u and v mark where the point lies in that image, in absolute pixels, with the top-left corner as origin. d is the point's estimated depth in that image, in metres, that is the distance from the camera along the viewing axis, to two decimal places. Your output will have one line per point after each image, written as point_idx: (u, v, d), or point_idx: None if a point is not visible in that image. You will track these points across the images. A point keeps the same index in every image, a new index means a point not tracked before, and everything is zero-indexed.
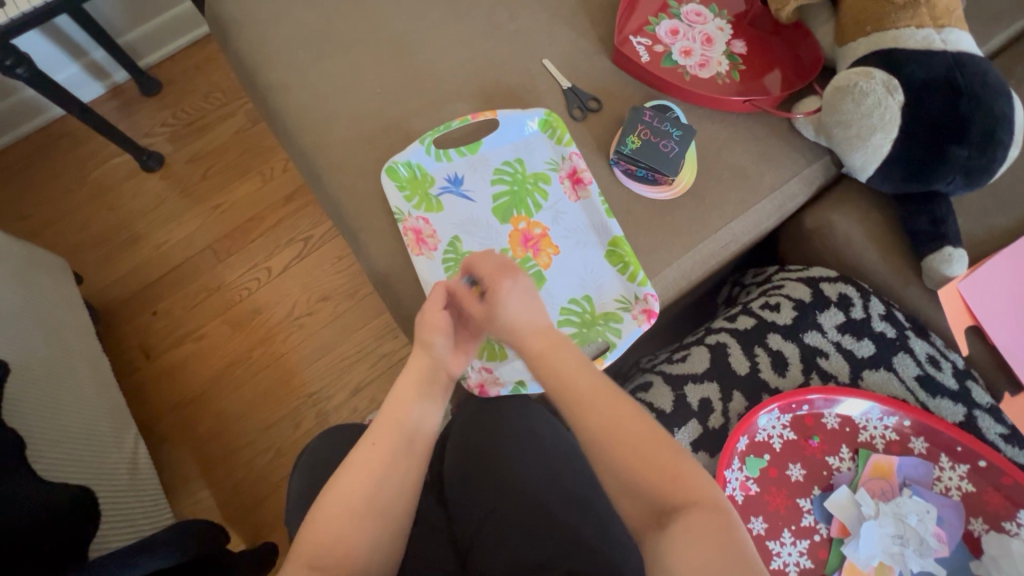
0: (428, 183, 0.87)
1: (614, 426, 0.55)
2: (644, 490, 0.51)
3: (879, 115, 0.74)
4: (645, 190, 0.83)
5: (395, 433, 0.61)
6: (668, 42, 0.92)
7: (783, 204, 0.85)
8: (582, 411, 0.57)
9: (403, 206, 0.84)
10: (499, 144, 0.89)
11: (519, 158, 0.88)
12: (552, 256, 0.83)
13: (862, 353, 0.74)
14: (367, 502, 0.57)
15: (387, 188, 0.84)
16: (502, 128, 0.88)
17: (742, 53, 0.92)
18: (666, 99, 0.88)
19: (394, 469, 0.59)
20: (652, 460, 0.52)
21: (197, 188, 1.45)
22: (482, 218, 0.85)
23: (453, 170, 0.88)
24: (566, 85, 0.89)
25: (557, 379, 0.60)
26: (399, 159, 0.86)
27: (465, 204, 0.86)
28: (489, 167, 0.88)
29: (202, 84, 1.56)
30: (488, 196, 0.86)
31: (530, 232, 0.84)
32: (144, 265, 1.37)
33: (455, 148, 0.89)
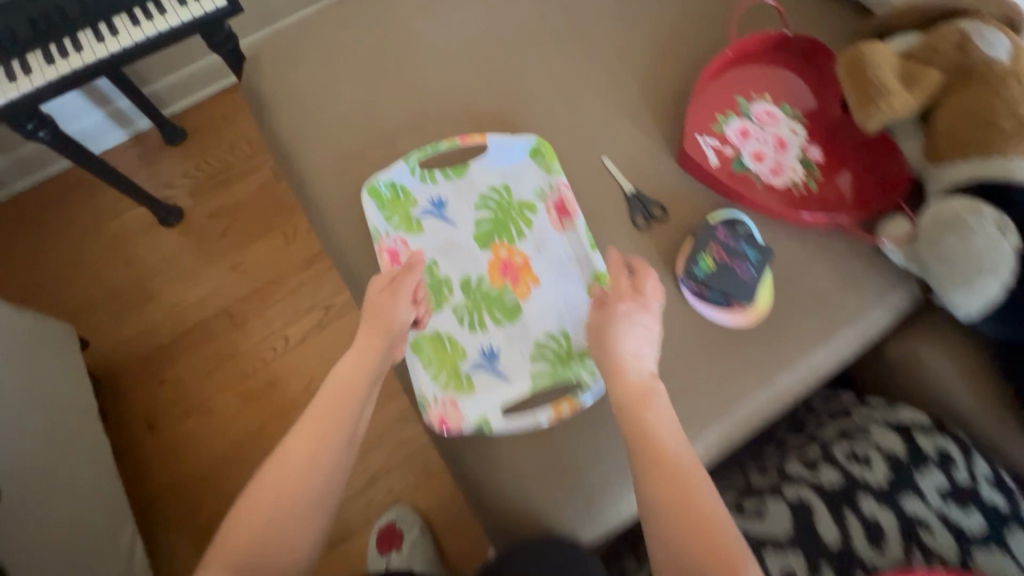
0: (410, 205, 0.79)
1: (687, 491, 0.54)
2: (683, 548, 0.51)
3: (991, 256, 0.66)
4: (717, 315, 0.74)
5: (334, 416, 0.63)
6: (738, 144, 0.86)
7: (866, 333, 0.77)
8: (662, 477, 0.55)
9: (381, 226, 0.78)
10: (487, 167, 0.82)
11: (506, 184, 0.81)
12: (531, 287, 0.75)
13: (973, 529, 0.63)
14: (302, 506, 0.58)
15: (367, 209, 0.79)
16: (491, 152, 0.82)
17: (818, 159, 0.85)
18: (738, 208, 0.81)
19: (319, 429, 0.62)
20: (706, 541, 0.51)
21: (215, 246, 1.37)
22: (462, 243, 0.78)
23: (437, 192, 0.80)
24: (629, 189, 0.82)
25: (637, 434, 0.58)
26: (381, 178, 0.80)
27: (446, 228, 0.79)
28: (475, 192, 0.81)
29: (227, 134, 1.49)
30: (471, 221, 0.79)
31: (509, 260, 0.77)
32: (153, 328, 1.29)
33: (441, 168, 0.81)
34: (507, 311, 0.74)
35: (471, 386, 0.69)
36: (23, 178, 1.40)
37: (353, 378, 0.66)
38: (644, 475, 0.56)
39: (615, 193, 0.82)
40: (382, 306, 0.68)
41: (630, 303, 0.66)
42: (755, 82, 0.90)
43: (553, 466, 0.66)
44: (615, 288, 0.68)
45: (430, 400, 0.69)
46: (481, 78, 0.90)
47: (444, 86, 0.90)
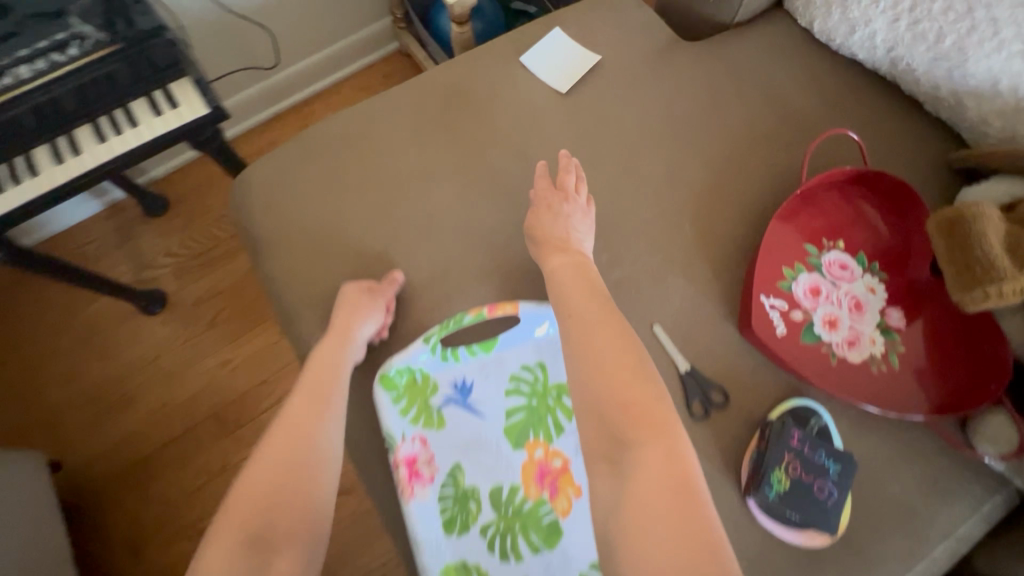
0: (429, 390, 0.68)
1: (627, 384, 0.54)
2: (614, 427, 0.51)
3: None
4: (792, 539, 0.64)
5: (318, 400, 0.63)
6: (809, 306, 0.74)
7: (957, 549, 0.67)
8: (597, 365, 0.56)
9: (397, 425, 0.66)
10: (518, 341, 0.70)
11: (541, 362, 0.70)
12: (572, 499, 0.64)
13: None
14: (294, 470, 0.56)
15: (379, 404, 0.67)
16: (522, 324, 0.70)
17: (901, 327, 0.73)
18: (808, 393, 0.70)
19: (309, 425, 0.60)
20: (631, 414, 0.51)
21: (203, 336, 1.25)
22: (491, 441, 0.66)
23: (461, 373, 0.69)
24: (684, 367, 0.70)
25: (571, 312, 0.62)
26: (394, 363, 0.68)
27: (472, 421, 0.67)
28: (504, 372, 0.69)
29: (215, 204, 1.36)
30: (500, 411, 0.68)
31: (547, 463, 0.65)
32: (137, 435, 1.18)
33: (466, 344, 0.70)
34: (546, 534, 0.63)
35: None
36: None
37: (322, 396, 0.63)
38: (592, 411, 0.53)
39: (667, 369, 0.71)
40: (350, 307, 0.69)
41: (561, 211, 0.71)
42: (827, 226, 0.77)
43: None
44: (543, 197, 0.73)
45: None
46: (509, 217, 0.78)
47: (466, 225, 0.78)
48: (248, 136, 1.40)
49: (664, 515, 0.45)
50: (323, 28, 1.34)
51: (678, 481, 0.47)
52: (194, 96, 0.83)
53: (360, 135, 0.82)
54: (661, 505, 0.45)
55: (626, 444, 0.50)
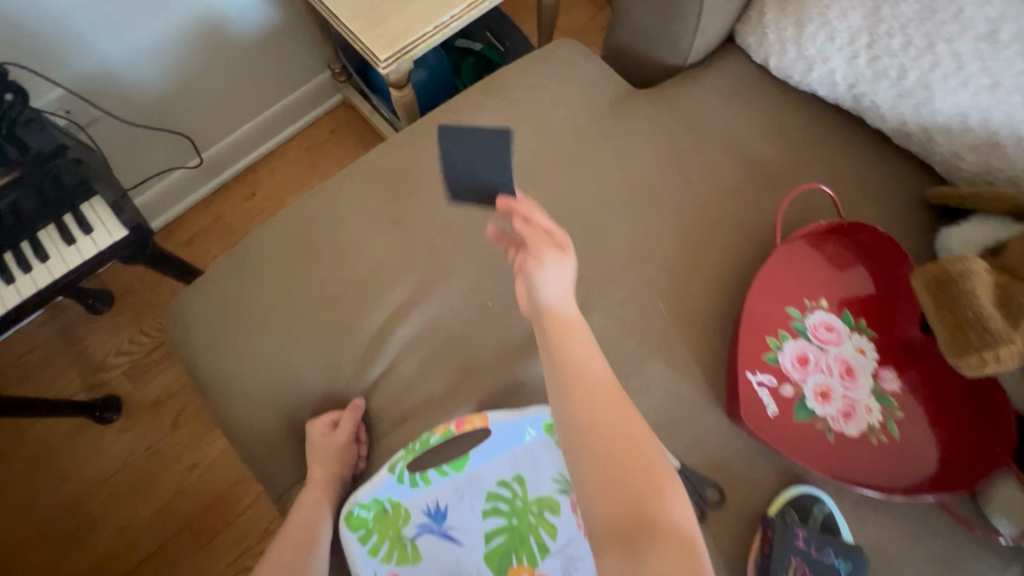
0: (401, 521, 0.64)
1: (625, 438, 0.46)
2: (636, 500, 0.44)
3: None
4: None
5: (329, 465, 0.65)
6: (799, 378, 0.69)
7: None
8: (604, 423, 0.47)
9: (367, 563, 0.62)
10: (491, 455, 0.65)
11: (517, 475, 0.65)
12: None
13: None
14: (311, 523, 0.62)
15: (346, 543, 0.62)
16: (493, 437, 0.65)
17: (896, 389, 0.69)
18: (810, 477, 0.66)
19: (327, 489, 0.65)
20: (628, 470, 0.45)
21: (166, 438, 1.17)
22: (472, 571, 0.62)
23: (434, 498, 0.64)
24: (674, 465, 0.65)
25: (562, 370, 0.50)
26: (360, 497, 0.63)
27: (450, 551, 0.63)
28: (480, 491, 0.65)
29: (165, 293, 1.27)
30: (479, 537, 0.63)
31: None
32: (103, 560, 1.08)
33: (434, 464, 0.65)
34: None
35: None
36: None
37: (333, 465, 0.66)
38: (587, 462, 0.46)
39: None
40: (324, 453, 0.65)
41: (553, 255, 0.53)
42: (810, 284, 0.72)
43: None
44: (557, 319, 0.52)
45: None
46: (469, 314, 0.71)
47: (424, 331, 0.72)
48: (192, 213, 1.31)
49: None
50: (258, 93, 1.25)
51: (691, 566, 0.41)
52: (113, 222, 0.76)
53: (299, 240, 0.75)
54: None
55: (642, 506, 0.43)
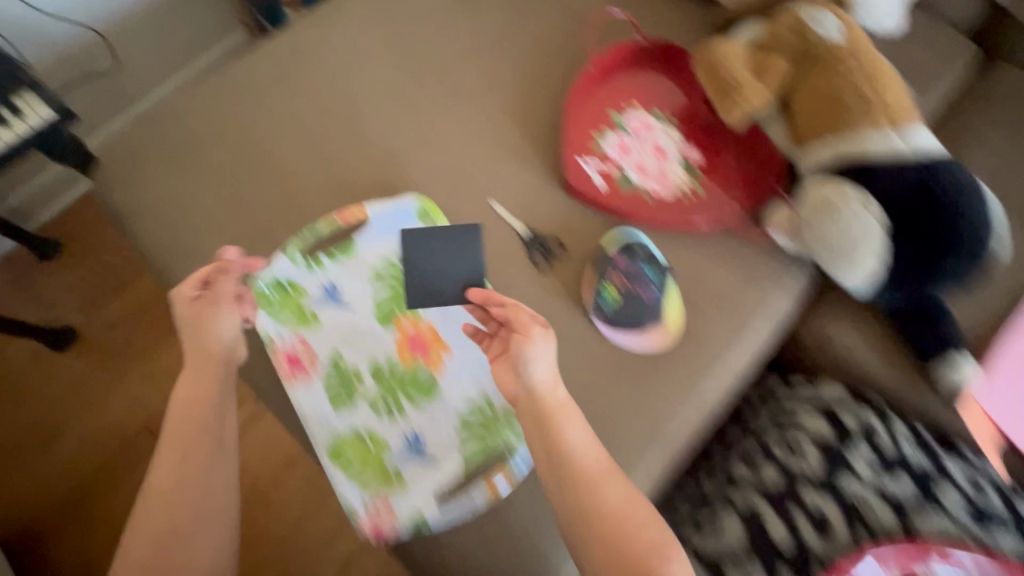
0: (301, 297, 0.75)
1: (627, 533, 0.54)
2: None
3: (860, 234, 0.69)
4: (631, 341, 0.75)
5: (191, 434, 0.60)
6: (620, 161, 0.86)
7: (777, 322, 0.79)
8: (577, 494, 0.55)
9: (273, 329, 0.73)
10: (374, 240, 0.79)
11: (398, 253, 0.79)
12: (444, 355, 0.73)
13: (903, 494, 0.67)
14: (185, 510, 0.57)
15: (254, 314, 0.74)
16: (375, 223, 0.79)
17: (699, 159, 0.86)
18: (634, 227, 0.82)
19: (194, 444, 0.59)
20: (622, 536, 0.53)
21: (123, 357, 1.27)
22: (364, 326, 0.75)
23: (328, 278, 0.77)
24: (524, 231, 0.81)
25: (534, 409, 0.59)
26: (264, 278, 0.75)
27: (345, 314, 0.75)
28: (367, 268, 0.78)
29: (110, 235, 1.38)
30: (368, 301, 0.76)
31: (417, 333, 0.74)
32: (73, 463, 1.19)
33: (326, 251, 0.78)
34: (424, 389, 0.71)
35: (403, 478, 0.66)
36: None
37: (197, 428, 0.60)
38: (579, 516, 0.55)
39: (511, 237, 0.81)
40: (195, 313, 0.65)
41: (524, 344, 0.61)
42: (626, 94, 0.91)
43: (496, 532, 0.65)
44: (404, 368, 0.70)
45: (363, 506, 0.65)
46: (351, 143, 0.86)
47: (313, 160, 0.85)
48: None
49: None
50: None
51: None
52: (37, 104, 0.92)
53: (204, 106, 0.89)
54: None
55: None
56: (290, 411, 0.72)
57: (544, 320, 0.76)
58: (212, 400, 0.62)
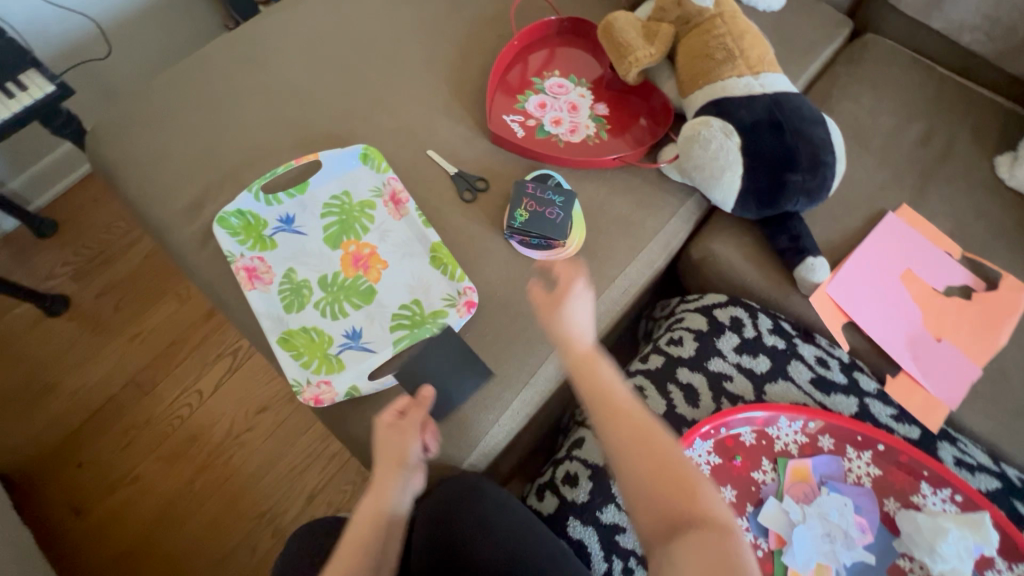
0: (261, 226, 0.89)
1: (654, 448, 0.51)
2: (664, 503, 0.49)
3: (724, 157, 0.83)
4: (541, 256, 0.88)
5: (363, 546, 0.59)
6: (539, 115, 1.01)
7: (667, 243, 0.93)
8: (606, 415, 0.54)
9: (236, 250, 0.87)
10: (325, 180, 0.93)
11: (345, 190, 0.93)
12: (381, 270, 0.86)
13: (761, 369, 0.79)
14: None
15: (220, 237, 0.87)
16: (326, 166, 0.93)
17: (605, 114, 1.02)
18: (547, 167, 0.96)
19: (360, 575, 0.57)
20: (650, 449, 0.51)
21: (111, 321, 1.39)
22: (314, 248, 0.88)
23: (285, 210, 0.91)
24: (453, 171, 0.94)
25: (575, 363, 0.58)
26: (230, 209, 0.89)
27: (299, 239, 0.89)
28: (318, 203, 0.92)
29: (101, 214, 1.51)
30: (319, 228, 0.90)
31: (359, 253, 0.88)
32: (61, 416, 1.29)
33: (284, 190, 0.92)
34: (364, 296, 0.84)
35: (341, 363, 0.79)
36: None
37: (371, 532, 0.61)
38: (611, 429, 0.53)
39: (441, 176, 0.94)
40: (363, 519, 0.61)
41: (555, 304, 0.62)
42: (546, 64, 1.07)
43: None
44: (387, 441, 0.66)
45: (305, 384, 0.78)
46: (306, 104, 1.00)
47: (272, 117, 0.99)
48: None
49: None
50: None
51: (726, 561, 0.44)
52: (39, 79, 1.05)
53: (179, 76, 1.03)
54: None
55: (676, 525, 0.47)
56: (248, 317, 0.83)
57: (469, 241, 0.89)
58: (386, 513, 0.62)
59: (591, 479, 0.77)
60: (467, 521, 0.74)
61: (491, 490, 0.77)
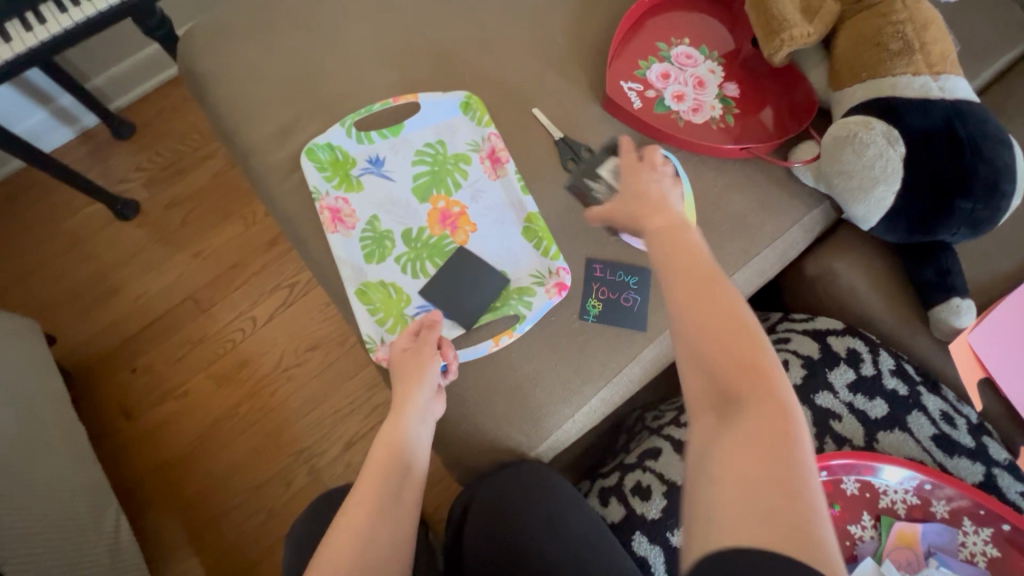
0: (349, 164, 0.83)
1: (726, 334, 0.45)
2: (725, 390, 0.43)
3: (880, 167, 0.72)
4: (644, 246, 0.79)
5: (382, 472, 0.58)
6: (660, 87, 0.90)
7: (784, 252, 0.83)
8: (683, 290, 0.48)
9: (321, 186, 0.82)
10: (421, 126, 0.86)
11: (440, 140, 0.86)
12: (469, 233, 0.80)
13: (875, 414, 0.71)
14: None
15: (306, 169, 0.82)
16: (424, 110, 0.86)
17: (735, 96, 0.90)
18: (662, 147, 0.86)
19: (376, 500, 0.55)
20: (725, 342, 0.45)
21: (176, 234, 1.39)
22: (401, 197, 0.82)
23: (375, 151, 0.84)
24: (558, 135, 0.85)
25: (669, 247, 0.52)
26: (319, 141, 0.83)
27: (386, 184, 0.83)
28: (410, 149, 0.85)
29: (178, 124, 1.49)
30: (408, 176, 0.83)
31: (448, 210, 0.81)
32: (121, 320, 1.31)
33: (377, 129, 0.85)
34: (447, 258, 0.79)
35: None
36: None
37: (391, 458, 0.59)
38: (682, 309, 0.48)
39: (544, 139, 0.86)
40: (384, 439, 0.61)
41: (649, 207, 0.56)
42: (674, 30, 0.95)
43: (492, 386, 0.73)
44: (403, 367, 0.66)
45: (377, 342, 0.73)
46: (409, 38, 0.92)
47: (371, 47, 0.91)
48: None
49: (768, 489, 0.37)
50: None
51: (782, 464, 0.37)
52: None
53: None
54: (765, 496, 0.36)
55: (733, 410, 0.42)
56: (324, 261, 0.79)
57: (568, 215, 0.81)
58: (407, 436, 0.61)
59: (665, 495, 0.73)
60: (531, 514, 0.71)
61: (558, 484, 0.74)
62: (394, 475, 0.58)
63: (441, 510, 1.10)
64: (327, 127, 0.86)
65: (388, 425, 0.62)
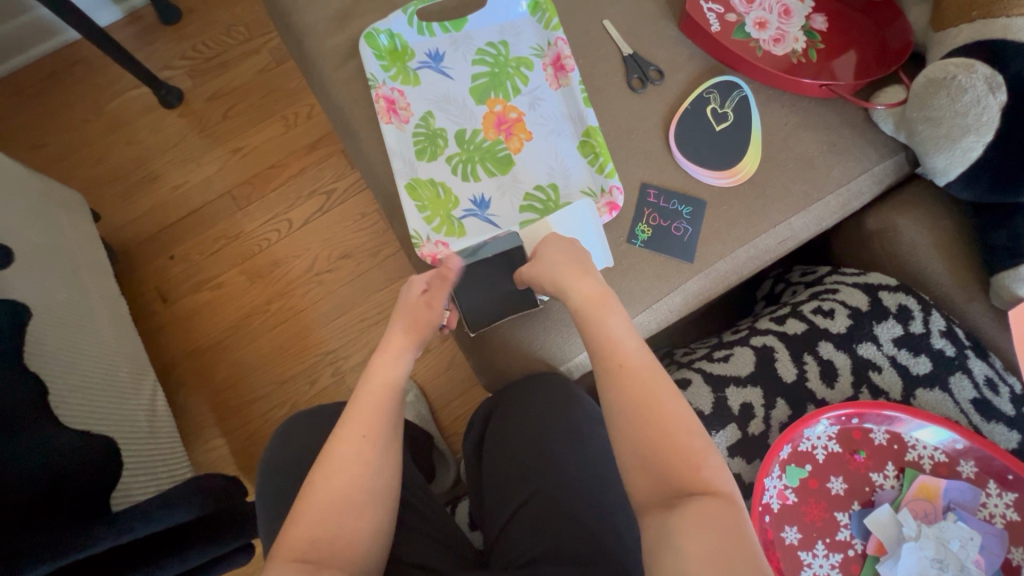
0: (407, 56, 0.82)
1: (659, 411, 0.50)
2: (670, 475, 0.47)
3: (974, 116, 0.66)
4: (701, 173, 0.76)
5: (381, 405, 0.59)
6: (742, 11, 0.83)
7: (848, 202, 0.78)
8: (628, 389, 0.51)
9: (378, 75, 0.80)
10: (485, 23, 0.83)
11: (504, 41, 0.83)
12: (524, 142, 0.79)
13: (918, 370, 0.71)
14: (353, 504, 0.54)
15: (364, 55, 0.79)
16: (490, 6, 0.82)
17: (822, 29, 0.83)
18: (735, 78, 0.82)
19: (381, 435, 0.58)
20: (668, 426, 0.49)
21: (216, 128, 1.37)
22: (459, 97, 0.80)
23: (435, 46, 0.82)
24: (627, 51, 0.81)
25: (607, 337, 0.55)
26: (380, 27, 0.80)
27: (443, 81, 0.81)
28: (472, 46, 0.82)
29: (225, 14, 1.43)
30: (467, 76, 0.81)
31: (504, 115, 0.79)
32: (160, 207, 1.32)
33: (439, 21, 0.82)
34: (499, 164, 0.78)
35: (462, 228, 0.75)
36: (22, 53, 1.37)
37: (389, 392, 0.60)
38: (615, 386, 0.52)
39: (613, 54, 0.82)
40: (378, 374, 0.61)
41: (576, 275, 0.60)
42: None
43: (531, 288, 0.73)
44: (415, 312, 0.64)
45: (424, 239, 0.74)
46: None
47: None
48: None
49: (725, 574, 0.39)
50: None
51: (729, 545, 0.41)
52: None
53: None
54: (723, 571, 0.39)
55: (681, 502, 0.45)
56: (374, 154, 0.77)
57: (628, 136, 0.78)
58: (400, 376, 0.61)
59: None
60: (552, 424, 0.71)
61: (583, 402, 0.73)
62: (392, 405, 0.60)
63: (456, 424, 1.14)
64: (386, 15, 0.82)
65: (383, 370, 0.61)
